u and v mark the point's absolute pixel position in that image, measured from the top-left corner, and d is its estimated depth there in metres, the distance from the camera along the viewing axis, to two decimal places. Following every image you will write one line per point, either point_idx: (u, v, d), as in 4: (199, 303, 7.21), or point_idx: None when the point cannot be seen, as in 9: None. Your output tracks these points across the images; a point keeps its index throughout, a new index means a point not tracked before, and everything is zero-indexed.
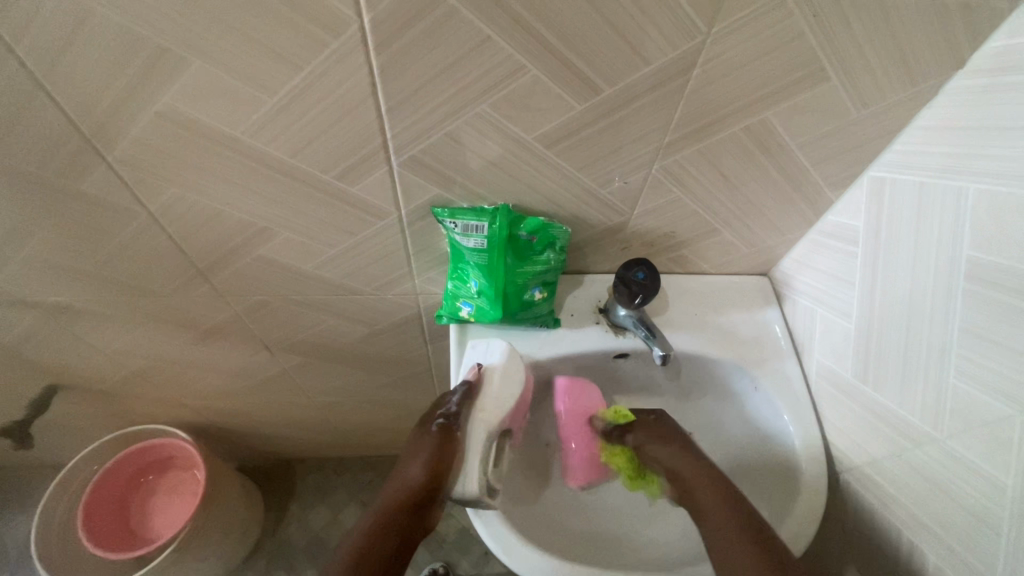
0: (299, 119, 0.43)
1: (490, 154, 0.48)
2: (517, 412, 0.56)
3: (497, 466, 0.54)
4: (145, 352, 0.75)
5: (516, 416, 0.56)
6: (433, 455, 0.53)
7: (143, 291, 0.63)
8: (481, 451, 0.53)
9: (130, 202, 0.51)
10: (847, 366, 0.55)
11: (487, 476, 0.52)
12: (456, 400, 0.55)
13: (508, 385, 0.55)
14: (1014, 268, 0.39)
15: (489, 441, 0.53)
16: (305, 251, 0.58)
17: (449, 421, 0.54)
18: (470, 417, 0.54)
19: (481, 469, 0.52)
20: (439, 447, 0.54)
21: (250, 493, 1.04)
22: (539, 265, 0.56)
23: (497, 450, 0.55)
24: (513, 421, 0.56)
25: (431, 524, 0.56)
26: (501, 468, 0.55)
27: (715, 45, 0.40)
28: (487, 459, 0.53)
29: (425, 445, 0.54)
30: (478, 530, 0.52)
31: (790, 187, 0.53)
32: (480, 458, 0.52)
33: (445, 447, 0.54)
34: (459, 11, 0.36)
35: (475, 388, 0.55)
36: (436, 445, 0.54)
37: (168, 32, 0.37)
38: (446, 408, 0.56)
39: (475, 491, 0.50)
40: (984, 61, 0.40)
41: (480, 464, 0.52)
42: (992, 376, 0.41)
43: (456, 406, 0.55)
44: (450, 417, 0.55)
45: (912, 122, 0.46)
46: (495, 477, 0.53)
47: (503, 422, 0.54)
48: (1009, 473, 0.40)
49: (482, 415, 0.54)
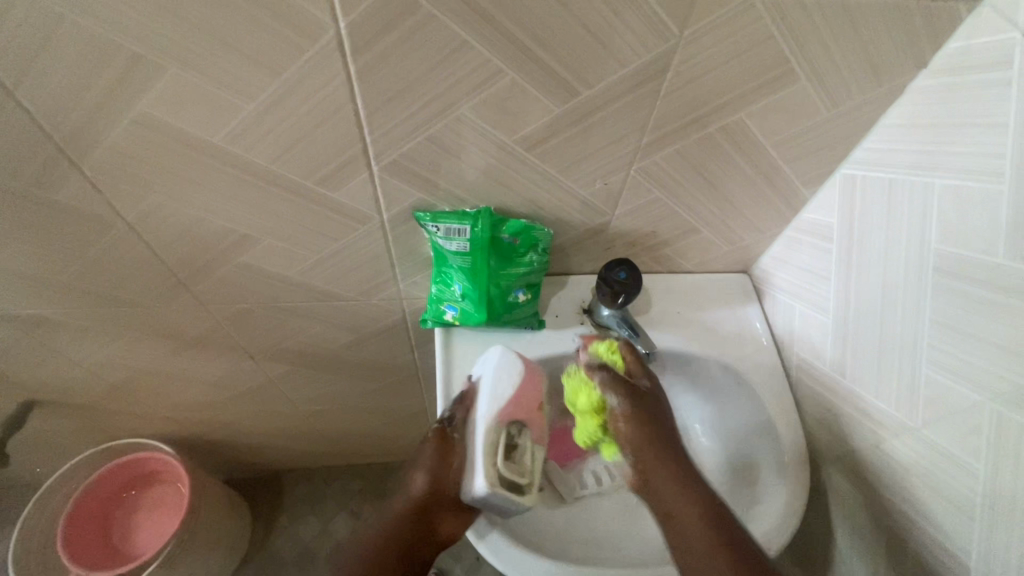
0: (278, 125, 0.43)
1: (471, 158, 0.48)
2: (524, 400, 0.52)
3: (515, 460, 0.51)
4: (125, 364, 0.74)
5: (527, 406, 0.52)
6: (435, 460, 0.54)
7: (123, 302, 0.62)
8: (486, 444, 0.50)
9: (107, 212, 0.50)
10: (826, 360, 0.57)
11: (499, 470, 0.49)
12: (450, 406, 0.55)
13: (501, 382, 0.52)
14: (981, 259, 0.40)
15: (494, 435, 0.50)
16: (288, 258, 0.58)
17: (446, 427, 0.54)
18: (471, 416, 0.53)
19: (490, 464, 0.49)
20: (440, 453, 0.54)
21: (237, 505, 1.02)
22: (522, 267, 0.57)
23: (513, 443, 0.51)
24: (525, 410, 0.52)
25: (449, 532, 0.55)
26: (522, 462, 0.51)
27: (689, 48, 0.41)
28: (497, 453, 0.50)
29: (425, 454, 0.55)
30: (482, 553, 0.50)
31: (766, 185, 0.54)
32: (486, 452, 0.49)
33: (446, 451, 0.54)
34: (436, 17, 0.37)
35: (469, 393, 0.55)
36: (437, 451, 0.54)
37: (142, 40, 0.37)
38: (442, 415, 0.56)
39: (483, 488, 0.48)
40: (946, 60, 0.42)
41: (487, 458, 0.49)
42: (962, 365, 0.42)
43: (450, 411, 0.54)
44: (444, 421, 0.54)
45: (879, 121, 0.48)
46: (511, 472, 0.50)
47: (506, 412, 0.51)
48: (980, 459, 0.41)
49: (480, 411, 0.52)
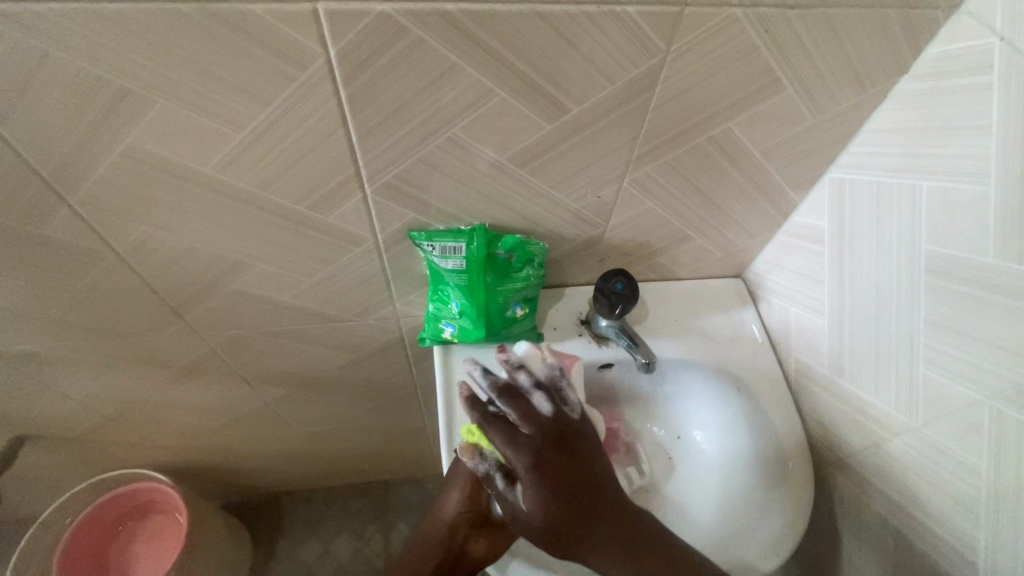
0: (269, 152, 0.43)
1: (463, 177, 0.48)
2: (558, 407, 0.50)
3: None
4: (118, 395, 0.73)
5: None
6: (471, 480, 0.54)
7: (112, 333, 0.61)
8: (511, 445, 0.49)
9: (97, 244, 0.49)
10: (824, 362, 0.57)
11: (521, 472, 0.48)
12: None
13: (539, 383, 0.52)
14: (971, 260, 0.41)
15: None
16: (282, 282, 0.58)
17: None
18: None
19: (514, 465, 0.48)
20: (476, 473, 0.53)
21: (236, 532, 1.01)
22: (519, 282, 0.57)
23: None
24: None
25: (481, 553, 0.53)
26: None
27: (676, 62, 0.41)
28: None
29: (460, 474, 0.54)
30: None
31: (757, 191, 0.55)
32: (511, 469, 0.48)
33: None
34: (425, 41, 0.37)
35: None
36: (472, 471, 0.53)
37: (129, 73, 0.36)
38: None
39: (500, 485, 0.47)
40: (926, 65, 0.43)
41: (512, 476, 0.48)
42: (957, 364, 0.43)
43: None
44: None
45: (866, 125, 0.49)
46: None
47: None
48: (981, 456, 0.42)
49: None
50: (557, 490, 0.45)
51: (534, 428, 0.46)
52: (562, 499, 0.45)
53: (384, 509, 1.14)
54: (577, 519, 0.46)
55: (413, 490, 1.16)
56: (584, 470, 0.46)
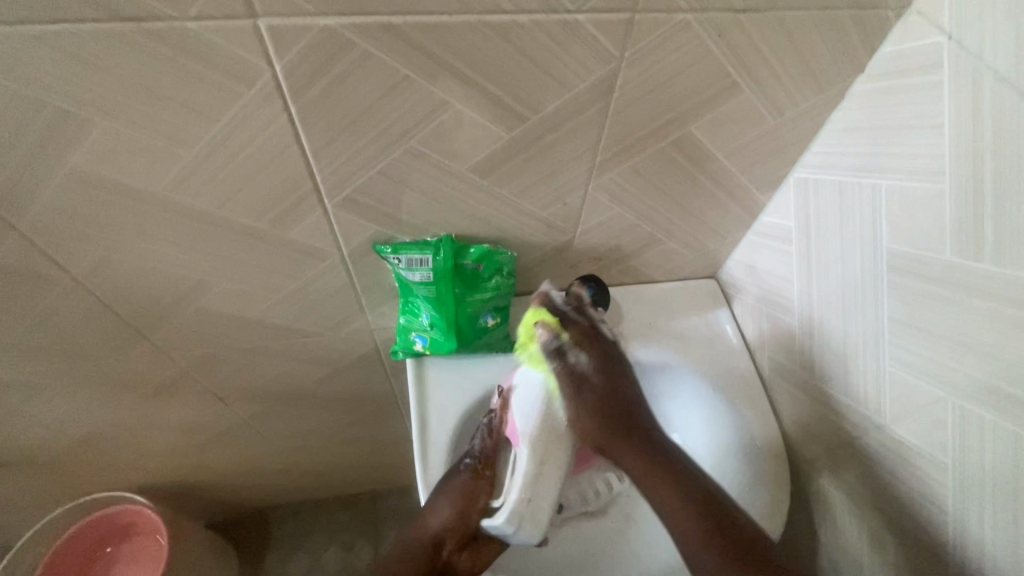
0: (222, 169, 0.42)
1: (425, 188, 0.48)
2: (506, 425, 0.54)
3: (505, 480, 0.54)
4: (89, 418, 0.71)
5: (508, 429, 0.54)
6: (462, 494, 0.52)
7: (77, 356, 0.59)
8: None
9: (51, 268, 0.48)
10: (796, 361, 0.57)
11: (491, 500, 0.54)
12: (480, 440, 0.54)
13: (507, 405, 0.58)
14: (929, 258, 0.41)
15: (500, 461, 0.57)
16: (250, 298, 0.56)
17: (479, 462, 0.53)
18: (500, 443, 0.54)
19: None
20: (472, 488, 0.52)
21: (221, 550, 0.99)
22: (489, 292, 0.56)
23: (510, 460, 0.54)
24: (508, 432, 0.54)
25: (471, 565, 0.52)
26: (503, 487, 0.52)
27: (631, 69, 0.41)
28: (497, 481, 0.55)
29: (453, 487, 0.52)
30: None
31: (724, 193, 0.55)
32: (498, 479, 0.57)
33: (479, 486, 0.52)
34: (374, 54, 0.36)
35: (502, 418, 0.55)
36: (469, 486, 0.52)
37: (69, 94, 0.35)
38: (472, 448, 0.54)
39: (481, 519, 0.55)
40: (881, 64, 0.43)
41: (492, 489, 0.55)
42: (922, 362, 0.43)
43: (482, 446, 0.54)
44: (479, 456, 0.53)
45: (825, 125, 0.49)
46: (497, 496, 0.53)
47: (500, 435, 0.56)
48: (947, 452, 0.43)
49: None
50: (613, 381, 0.50)
51: (593, 324, 0.53)
52: (606, 409, 0.50)
53: (373, 520, 1.12)
54: (617, 430, 0.50)
55: (401, 499, 1.15)
56: (630, 387, 0.51)
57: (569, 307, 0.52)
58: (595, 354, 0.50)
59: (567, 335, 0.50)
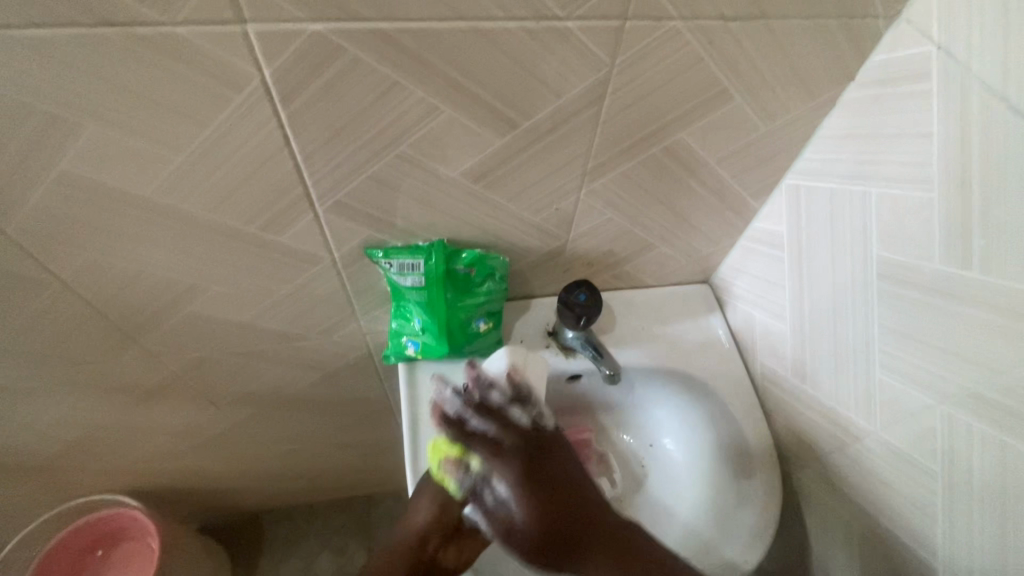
0: (212, 174, 0.42)
1: (416, 193, 0.47)
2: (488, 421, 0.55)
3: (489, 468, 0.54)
4: (79, 422, 0.70)
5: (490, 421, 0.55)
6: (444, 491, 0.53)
7: (67, 360, 0.59)
8: None
9: (39, 272, 0.47)
10: (787, 367, 0.57)
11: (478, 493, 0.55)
12: None
13: None
14: (918, 266, 0.41)
15: None
16: (241, 302, 0.56)
17: None
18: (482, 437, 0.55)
19: None
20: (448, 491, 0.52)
21: (213, 554, 0.98)
22: (481, 296, 0.56)
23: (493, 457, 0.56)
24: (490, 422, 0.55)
25: (454, 562, 0.55)
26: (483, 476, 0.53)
27: (622, 75, 0.41)
28: None
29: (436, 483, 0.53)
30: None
31: (716, 199, 0.55)
32: None
33: None
34: (364, 59, 0.36)
35: None
36: None
37: (55, 98, 0.35)
38: None
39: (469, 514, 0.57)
40: (871, 72, 0.43)
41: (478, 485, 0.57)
42: (912, 369, 0.43)
43: None
44: None
45: (817, 131, 0.49)
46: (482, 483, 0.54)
47: None
48: (936, 460, 0.43)
49: None
50: (540, 498, 0.49)
51: (513, 435, 0.50)
52: (543, 524, 0.48)
53: (366, 524, 1.12)
54: (555, 549, 0.49)
55: (394, 504, 1.14)
56: (562, 469, 0.51)
57: (466, 414, 0.50)
58: (509, 478, 0.49)
59: (470, 461, 0.50)
